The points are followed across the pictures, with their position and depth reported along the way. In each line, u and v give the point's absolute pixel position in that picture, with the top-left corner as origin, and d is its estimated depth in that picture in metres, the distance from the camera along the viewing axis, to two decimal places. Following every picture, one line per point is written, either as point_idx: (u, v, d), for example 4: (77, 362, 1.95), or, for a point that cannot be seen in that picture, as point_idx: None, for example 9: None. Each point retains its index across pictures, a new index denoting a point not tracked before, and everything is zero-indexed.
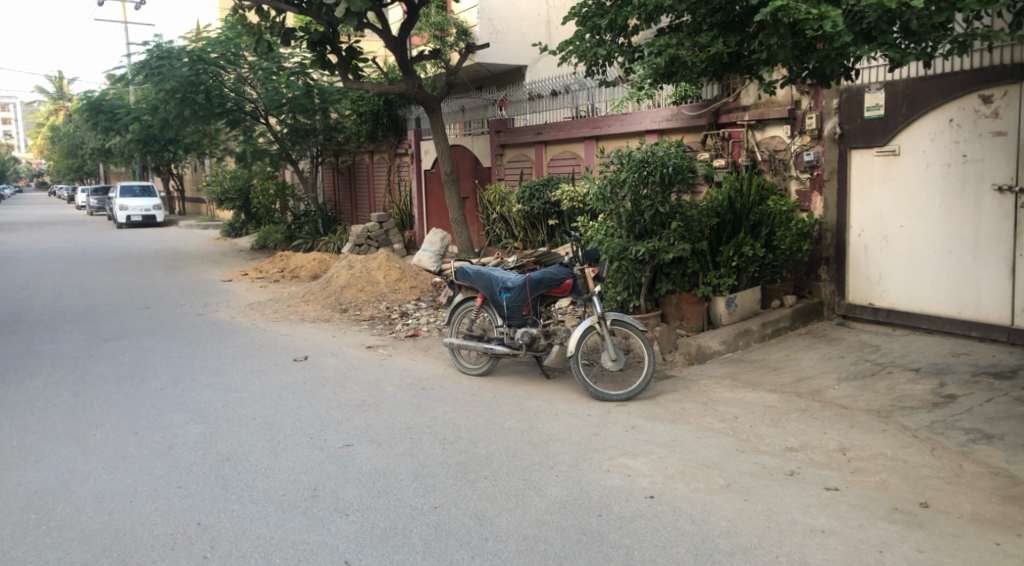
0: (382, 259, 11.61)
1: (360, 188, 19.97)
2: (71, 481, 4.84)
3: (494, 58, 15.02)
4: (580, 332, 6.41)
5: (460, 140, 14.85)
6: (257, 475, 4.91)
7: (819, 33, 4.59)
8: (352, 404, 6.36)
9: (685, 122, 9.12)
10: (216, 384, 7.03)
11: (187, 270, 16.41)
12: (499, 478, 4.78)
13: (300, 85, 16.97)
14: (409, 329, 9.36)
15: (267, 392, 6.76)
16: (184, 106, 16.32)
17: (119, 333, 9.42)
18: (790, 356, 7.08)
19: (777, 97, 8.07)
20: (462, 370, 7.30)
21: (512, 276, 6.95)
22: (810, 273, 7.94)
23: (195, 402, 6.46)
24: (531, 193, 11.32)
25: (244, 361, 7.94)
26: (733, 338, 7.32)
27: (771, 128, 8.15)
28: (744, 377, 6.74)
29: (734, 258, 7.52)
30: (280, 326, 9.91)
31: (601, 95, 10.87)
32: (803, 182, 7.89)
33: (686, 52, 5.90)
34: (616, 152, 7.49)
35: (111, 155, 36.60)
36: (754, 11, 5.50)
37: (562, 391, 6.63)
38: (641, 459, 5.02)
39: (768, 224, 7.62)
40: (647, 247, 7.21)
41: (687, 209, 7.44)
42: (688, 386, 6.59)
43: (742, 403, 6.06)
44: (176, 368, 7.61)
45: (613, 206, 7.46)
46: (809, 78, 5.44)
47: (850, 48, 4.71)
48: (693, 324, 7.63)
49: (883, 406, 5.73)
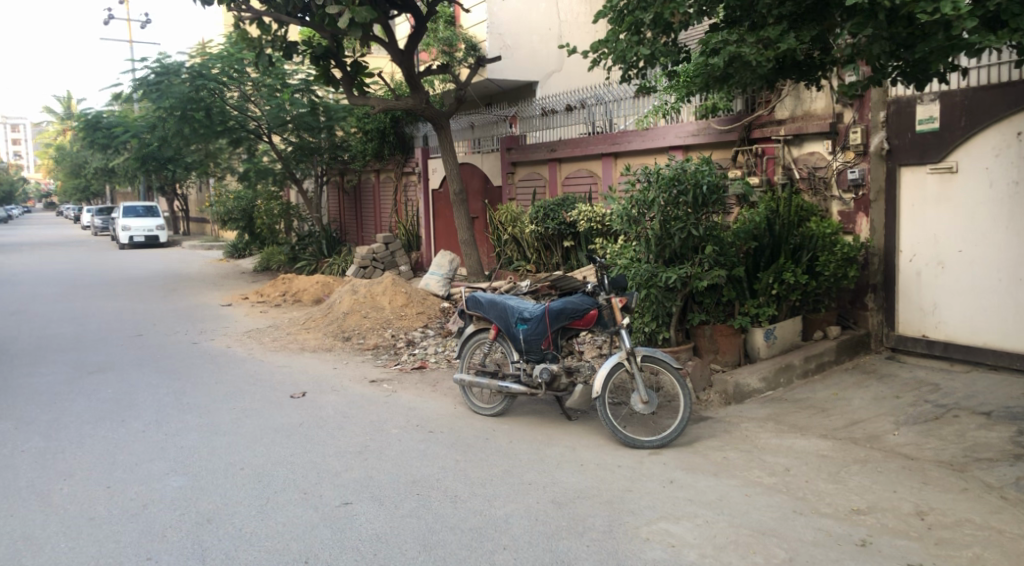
0: (388, 283, 10.95)
1: (365, 207, 19.40)
2: (23, 553, 4.14)
3: (504, 73, 14.45)
4: (607, 369, 5.73)
5: (469, 158, 14.26)
6: (241, 543, 4.23)
7: (935, 15, 3.93)
8: (351, 451, 5.69)
9: (712, 138, 8.51)
10: (204, 426, 6.37)
11: (186, 294, 15.83)
12: (521, 549, 4.10)
13: (305, 103, 16.45)
14: (415, 361, 8.67)
15: (258, 436, 6.09)
16: (183, 124, 15.80)
17: (106, 365, 8.80)
18: (838, 396, 6.37)
19: (816, 110, 7.48)
20: (474, 410, 6.61)
21: (529, 306, 6.30)
22: (856, 301, 7.27)
23: (178, 449, 5.80)
24: (545, 213, 10.65)
25: (237, 398, 7.29)
26: (774, 374, 6.65)
27: (809, 144, 7.52)
28: (789, 419, 6.04)
29: (774, 285, 6.87)
30: (278, 356, 9.26)
31: (621, 109, 10.27)
32: (847, 202, 7.24)
33: (750, 49, 5.28)
34: (643, 169, 6.82)
35: (114, 175, 36.18)
36: (836, 4, 4.92)
37: (586, 435, 5.93)
38: (685, 525, 4.33)
39: (810, 248, 6.95)
40: (678, 273, 6.54)
41: (721, 232, 6.78)
42: (728, 431, 5.89)
43: (791, 452, 5.36)
44: (162, 406, 6.96)
45: (640, 229, 6.79)
46: (900, 78, 4.91)
47: (971, 38, 4.06)
48: (729, 358, 6.92)
49: (955, 456, 5.03)
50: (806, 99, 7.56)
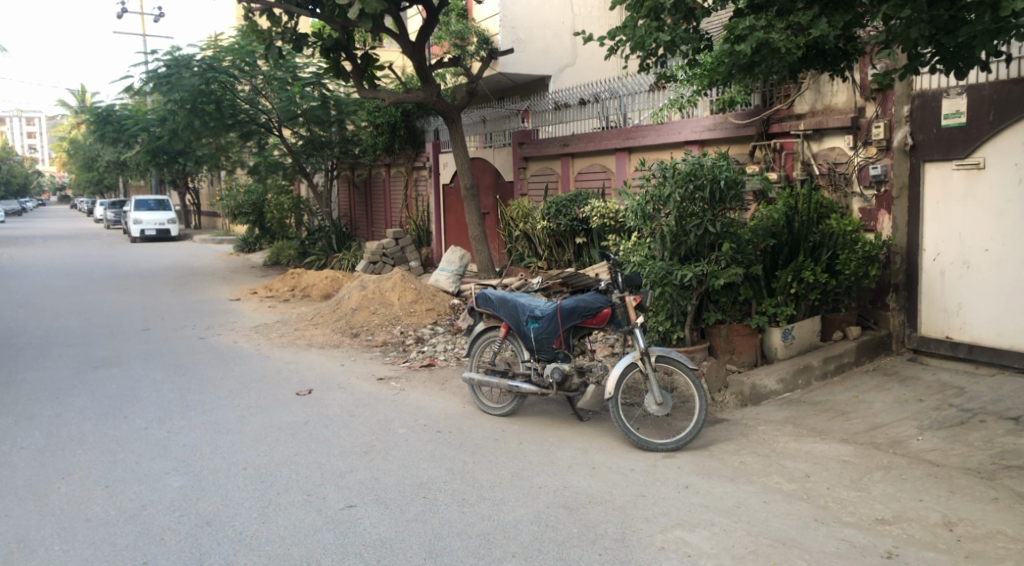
0: (397, 278, 10.80)
1: (376, 201, 19.27)
2: (15, 555, 4.02)
3: (516, 67, 14.27)
4: (620, 370, 5.56)
5: (480, 152, 14.10)
6: (240, 547, 4.10)
7: None
8: (357, 451, 5.55)
9: (729, 132, 8.32)
10: (207, 424, 6.25)
11: (196, 288, 15.75)
12: (530, 557, 3.94)
13: (315, 96, 16.31)
14: (424, 359, 8.53)
15: (262, 434, 5.96)
16: (193, 117, 15.71)
17: (112, 360, 8.71)
18: (858, 398, 6.18)
19: (836, 104, 7.27)
20: (483, 409, 6.46)
21: (540, 304, 6.14)
22: (877, 300, 7.07)
23: (180, 447, 5.68)
24: (557, 209, 10.47)
25: (242, 395, 7.17)
26: (792, 375, 6.46)
27: (829, 139, 7.31)
28: (808, 422, 5.85)
29: (792, 284, 6.69)
30: (285, 352, 9.13)
31: (636, 103, 10.09)
32: (868, 199, 7.04)
33: (779, 35, 5.17)
34: (658, 163, 6.63)
35: (126, 168, 36.26)
36: None
37: (598, 437, 5.76)
38: (701, 533, 4.15)
39: (830, 246, 6.76)
40: (694, 271, 6.37)
41: (739, 229, 6.59)
42: (745, 434, 5.71)
43: (811, 457, 5.18)
44: (166, 403, 6.85)
45: (654, 226, 6.62)
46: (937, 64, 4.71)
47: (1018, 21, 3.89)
48: (745, 359, 6.75)
49: (983, 463, 4.82)
50: (826, 93, 7.35)
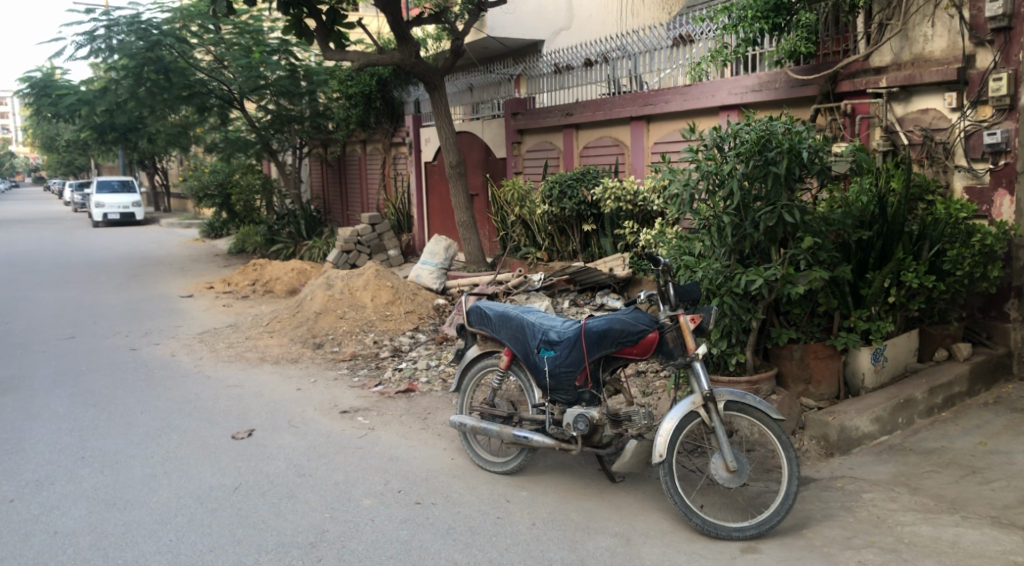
0: (370, 275, 9.04)
1: (351, 181, 17.45)
2: None
3: (506, 29, 12.53)
4: (674, 421, 3.89)
5: (465, 125, 12.33)
6: None
7: None
8: (299, 543, 3.86)
9: (782, 93, 6.73)
10: (98, 492, 4.53)
11: (147, 281, 13.91)
12: None
13: (282, 65, 14.54)
14: (401, 380, 6.80)
15: (171, 511, 4.26)
16: (139, 84, 13.84)
17: (6, 386, 6.90)
18: (988, 447, 4.57)
19: (933, 52, 5.58)
20: (479, 465, 4.77)
21: (558, 325, 4.49)
22: (990, 310, 5.54)
23: (43, 538, 3.95)
24: (560, 191, 8.72)
25: (159, 441, 5.43)
26: (891, 414, 4.84)
27: (921, 99, 5.64)
28: (932, 487, 4.22)
29: (892, 292, 5.08)
30: (229, 370, 7.38)
31: (654, 62, 8.37)
32: (979, 175, 5.38)
33: None
34: (713, 129, 4.80)
35: (88, 148, 34.08)
36: None
37: (644, 515, 4.09)
38: None
39: (934, 237, 5.12)
40: (764, 275, 4.67)
41: (819, 217, 4.89)
42: (851, 508, 4.06)
43: (965, 554, 3.53)
44: (49, 458, 5.08)
45: (705, 213, 4.94)
46: None
47: None
48: (825, 391, 5.06)
49: None
50: (917, 39, 5.65)
